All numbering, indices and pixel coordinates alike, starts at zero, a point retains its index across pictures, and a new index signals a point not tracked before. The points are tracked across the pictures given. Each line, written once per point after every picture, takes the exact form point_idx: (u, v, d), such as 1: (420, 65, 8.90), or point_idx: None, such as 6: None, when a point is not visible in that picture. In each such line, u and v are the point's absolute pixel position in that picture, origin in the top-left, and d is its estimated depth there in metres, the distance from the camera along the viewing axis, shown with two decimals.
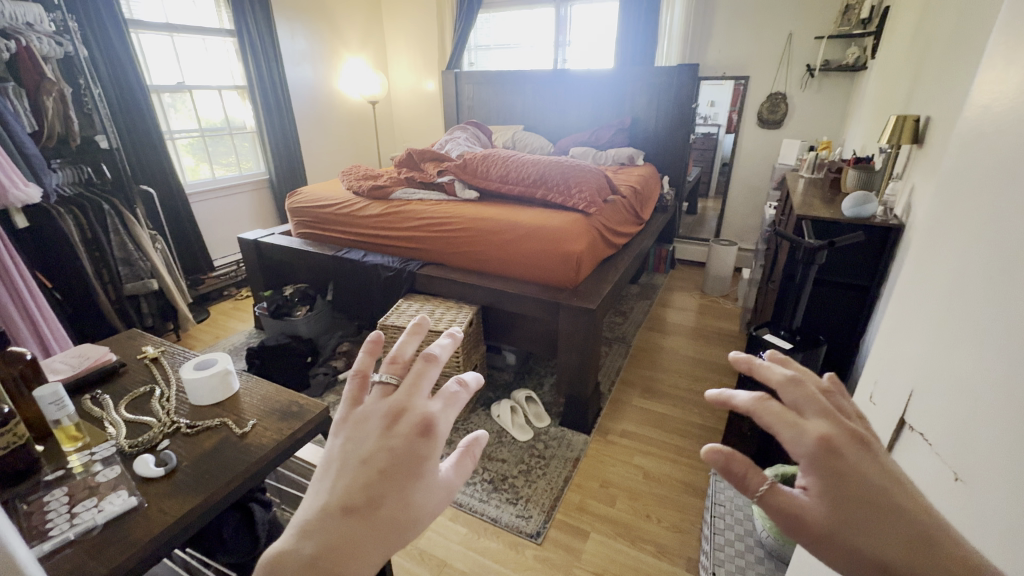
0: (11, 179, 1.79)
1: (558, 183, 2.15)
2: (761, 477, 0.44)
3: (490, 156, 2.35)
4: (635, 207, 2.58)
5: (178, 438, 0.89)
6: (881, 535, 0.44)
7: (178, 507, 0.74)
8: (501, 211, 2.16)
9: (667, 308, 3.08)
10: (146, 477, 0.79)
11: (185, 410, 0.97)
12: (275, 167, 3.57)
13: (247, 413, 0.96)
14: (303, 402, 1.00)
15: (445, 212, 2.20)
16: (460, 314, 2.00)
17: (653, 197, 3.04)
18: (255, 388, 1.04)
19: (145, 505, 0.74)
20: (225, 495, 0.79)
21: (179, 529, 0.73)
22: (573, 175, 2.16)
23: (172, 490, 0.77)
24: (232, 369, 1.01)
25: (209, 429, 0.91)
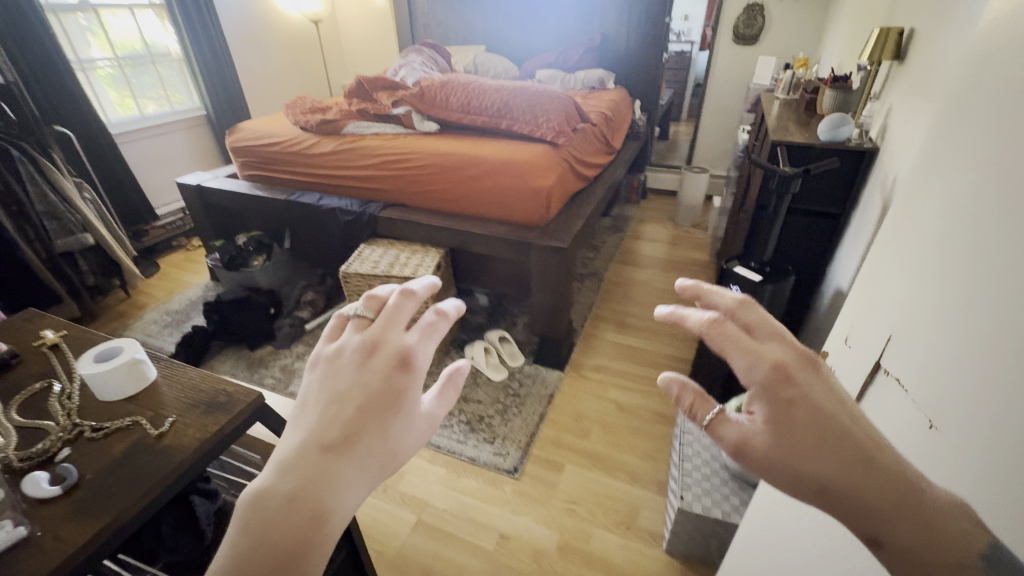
0: None
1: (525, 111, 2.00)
2: (707, 406, 0.48)
3: (449, 82, 2.14)
4: (606, 135, 2.45)
5: (82, 444, 0.83)
6: (824, 457, 0.44)
7: (79, 534, 0.69)
8: (465, 145, 2.01)
9: (638, 241, 3.06)
10: (39, 498, 0.73)
11: (90, 408, 0.90)
12: (211, 101, 3.21)
13: (165, 408, 0.89)
14: (231, 390, 0.93)
15: (404, 147, 2.04)
16: (427, 258, 1.92)
17: (625, 124, 2.91)
18: (175, 378, 0.96)
19: (38, 534, 0.69)
20: (140, 509, 0.74)
21: (82, 557, 0.68)
22: (540, 103, 2.01)
23: (74, 512, 0.72)
24: (142, 358, 0.93)
25: (120, 430, 0.85)
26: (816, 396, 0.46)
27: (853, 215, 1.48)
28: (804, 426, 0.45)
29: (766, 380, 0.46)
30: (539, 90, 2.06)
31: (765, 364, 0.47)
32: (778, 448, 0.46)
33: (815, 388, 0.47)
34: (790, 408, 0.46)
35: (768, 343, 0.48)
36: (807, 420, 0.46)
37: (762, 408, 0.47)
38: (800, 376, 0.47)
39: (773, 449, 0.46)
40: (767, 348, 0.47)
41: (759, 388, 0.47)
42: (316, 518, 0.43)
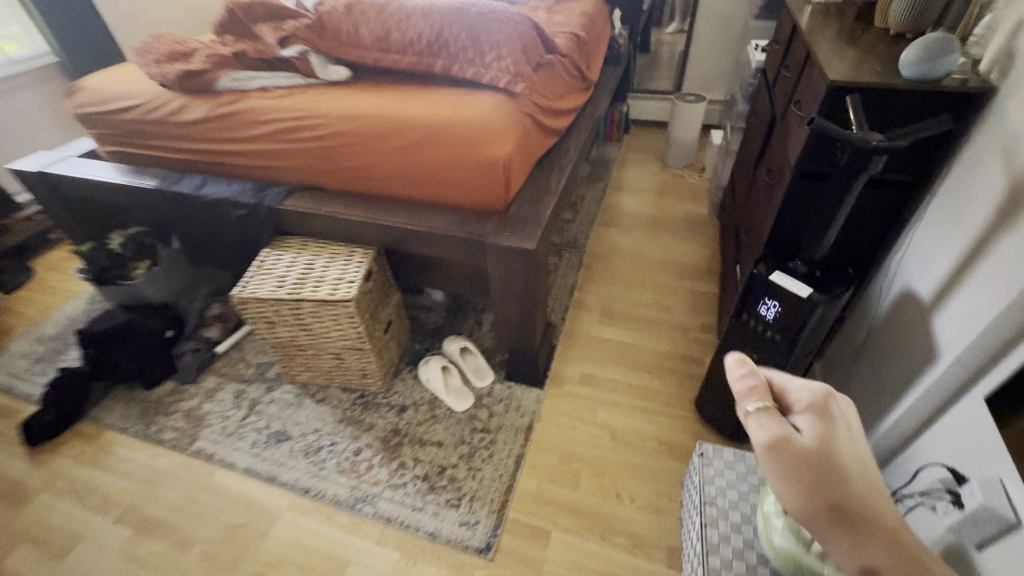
0: None
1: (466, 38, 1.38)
2: (756, 399, 0.71)
3: (357, 4, 1.48)
4: (580, 66, 1.87)
5: None
6: (839, 484, 0.63)
7: None
8: (387, 98, 1.43)
9: (622, 193, 2.57)
10: None
11: None
12: (60, 44, 2.43)
13: None
14: None
15: (303, 107, 1.46)
16: (353, 265, 1.42)
17: (602, 46, 2.29)
18: None
19: None
20: None
21: None
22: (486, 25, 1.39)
23: None
24: None
25: None
26: (853, 453, 0.66)
27: (945, 185, 1.03)
28: (822, 465, 0.63)
29: (814, 401, 0.70)
30: (485, 6, 1.44)
31: (817, 392, 0.72)
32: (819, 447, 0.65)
33: (846, 442, 0.67)
34: (835, 431, 0.67)
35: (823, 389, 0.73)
36: (848, 468, 0.64)
37: (805, 419, 0.69)
38: (835, 418, 0.69)
39: (809, 456, 0.64)
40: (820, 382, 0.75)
41: (811, 407, 0.70)
42: None
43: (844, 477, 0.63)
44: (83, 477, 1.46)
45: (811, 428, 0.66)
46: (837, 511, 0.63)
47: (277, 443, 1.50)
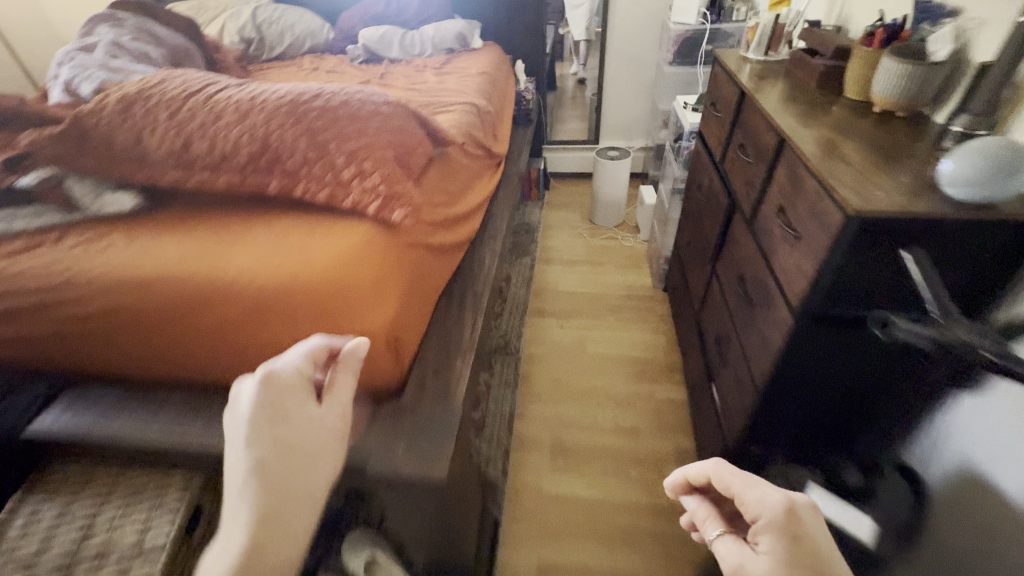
0: None
1: (305, 142, 0.92)
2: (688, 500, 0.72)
3: (139, 105, 0.99)
4: (484, 145, 1.48)
5: None
6: None
7: None
8: (194, 242, 0.94)
9: (553, 267, 2.21)
10: None
11: None
12: None
13: None
14: None
15: (55, 268, 0.91)
16: (164, 511, 0.88)
17: (508, 106, 1.93)
18: None
19: None
20: None
21: None
22: (337, 120, 0.94)
23: None
24: None
25: None
26: (813, 544, 0.55)
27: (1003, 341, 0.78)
28: (797, 566, 0.53)
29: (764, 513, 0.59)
30: (337, 92, 1.00)
31: (777, 508, 0.58)
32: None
33: (806, 534, 0.56)
34: (801, 556, 0.54)
35: (777, 493, 0.60)
36: (804, 565, 0.53)
37: (767, 542, 0.57)
38: (799, 518, 0.57)
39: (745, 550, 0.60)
40: (780, 492, 0.60)
41: (761, 523, 0.58)
42: None
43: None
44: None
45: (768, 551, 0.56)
46: None
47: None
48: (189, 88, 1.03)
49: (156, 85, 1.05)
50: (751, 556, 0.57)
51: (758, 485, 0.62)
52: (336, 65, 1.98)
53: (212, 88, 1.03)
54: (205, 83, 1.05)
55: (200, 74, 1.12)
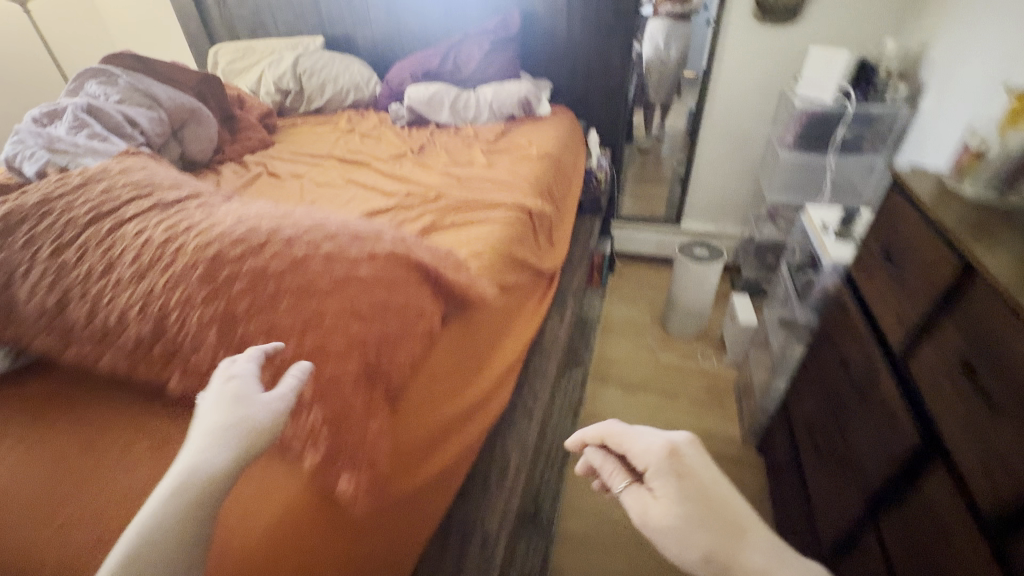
0: None
1: (217, 329, 0.55)
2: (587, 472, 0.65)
3: (25, 232, 0.69)
4: (531, 267, 1.08)
5: None
6: (722, 543, 0.51)
7: None
8: (22, 461, 0.57)
9: (610, 387, 1.75)
10: None
11: None
12: None
13: None
14: None
15: None
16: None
17: (574, 192, 1.53)
18: None
19: None
20: None
21: None
22: (280, 292, 0.58)
23: None
24: None
25: None
26: (703, 480, 0.55)
27: None
28: (698, 509, 0.53)
29: (657, 461, 0.56)
30: (298, 238, 0.65)
31: (658, 448, 0.57)
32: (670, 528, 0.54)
33: (696, 471, 0.56)
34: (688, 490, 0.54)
35: (654, 437, 0.58)
36: (697, 504, 0.53)
37: (661, 486, 0.55)
38: (684, 454, 0.56)
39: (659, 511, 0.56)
40: (661, 436, 0.58)
41: (651, 468, 0.56)
42: None
43: (720, 519, 0.52)
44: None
45: (664, 494, 0.54)
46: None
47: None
48: (101, 209, 0.71)
49: (63, 197, 0.73)
50: (649, 504, 0.55)
51: (641, 433, 0.60)
52: (375, 126, 1.68)
53: (132, 211, 0.70)
54: (131, 201, 0.73)
55: (140, 180, 0.81)
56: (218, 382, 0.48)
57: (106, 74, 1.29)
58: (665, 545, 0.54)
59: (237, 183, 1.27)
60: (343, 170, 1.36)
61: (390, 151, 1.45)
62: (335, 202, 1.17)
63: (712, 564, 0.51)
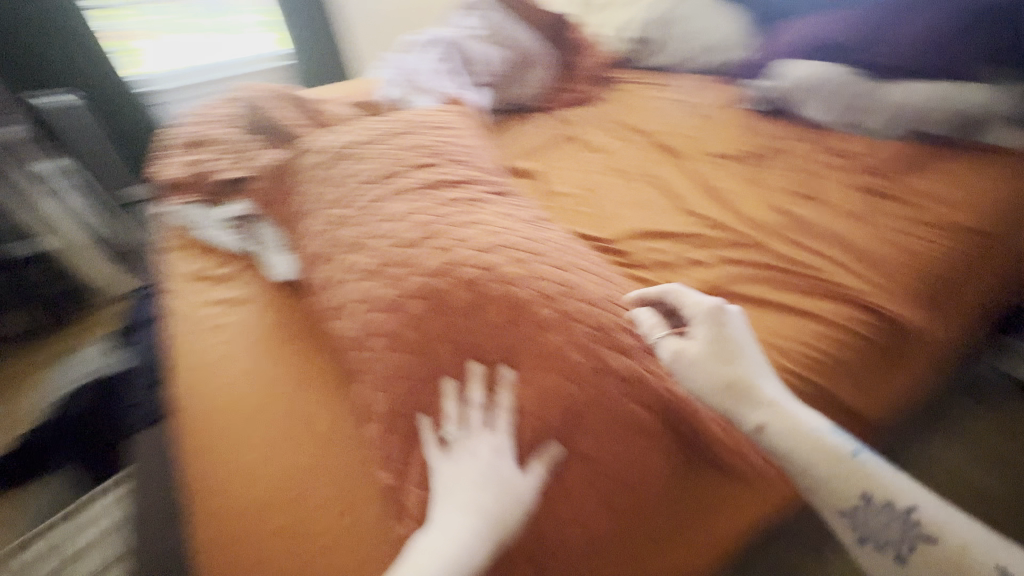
0: None
1: (402, 387, 0.53)
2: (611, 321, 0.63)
3: (336, 171, 0.75)
4: (838, 413, 0.69)
5: None
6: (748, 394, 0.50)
7: None
8: (256, 384, 0.69)
9: None
10: None
11: None
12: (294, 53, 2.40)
13: None
14: None
15: (189, 312, 0.82)
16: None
17: (990, 295, 0.91)
18: None
19: None
20: None
21: None
22: (472, 399, 0.50)
23: None
24: None
25: None
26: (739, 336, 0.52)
27: None
28: (726, 351, 0.52)
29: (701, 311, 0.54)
30: (526, 304, 0.53)
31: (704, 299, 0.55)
32: (716, 376, 0.51)
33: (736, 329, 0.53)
34: (726, 341, 0.52)
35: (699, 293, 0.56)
36: (725, 348, 0.52)
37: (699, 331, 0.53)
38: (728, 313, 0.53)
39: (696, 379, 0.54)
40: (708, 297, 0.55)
41: (694, 315, 0.54)
42: None
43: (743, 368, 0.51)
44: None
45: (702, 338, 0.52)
46: (763, 435, 0.49)
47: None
48: (388, 175, 0.73)
49: (372, 147, 0.78)
50: (687, 343, 0.53)
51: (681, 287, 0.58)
52: (717, 104, 1.34)
53: (407, 189, 0.70)
54: (415, 174, 0.73)
55: (439, 147, 0.80)
56: (481, 437, 0.48)
57: (481, 8, 1.37)
58: (702, 386, 0.51)
59: (541, 145, 1.22)
60: (649, 156, 1.14)
61: (716, 144, 1.13)
62: (618, 201, 1.00)
63: (737, 398, 0.50)
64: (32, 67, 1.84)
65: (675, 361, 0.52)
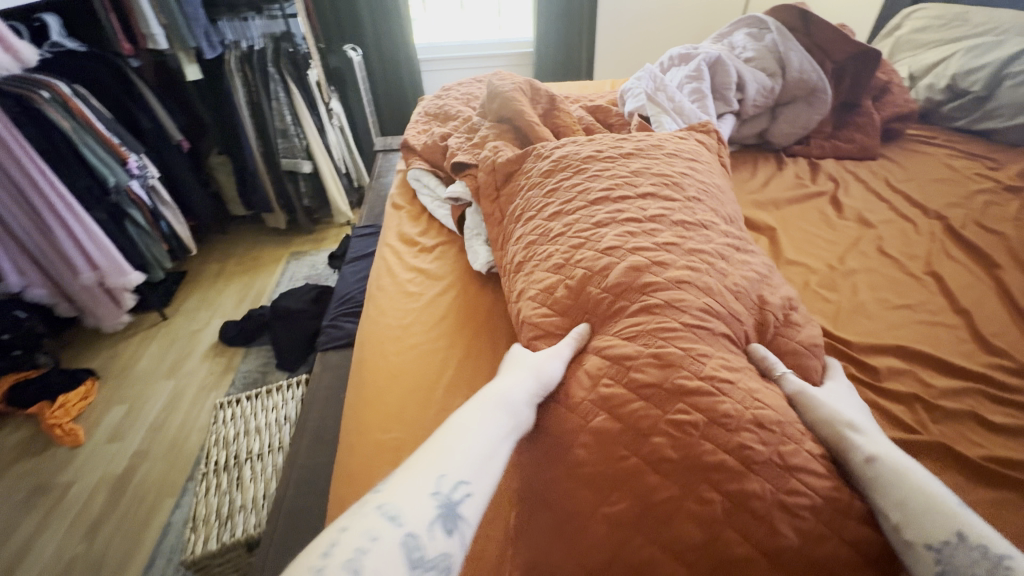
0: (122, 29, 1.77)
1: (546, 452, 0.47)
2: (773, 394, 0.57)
3: (561, 179, 0.74)
4: None
5: None
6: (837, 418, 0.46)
7: None
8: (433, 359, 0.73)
9: None
10: None
11: None
12: (542, 45, 2.52)
13: None
14: None
15: (391, 269, 0.91)
16: (258, 511, 0.92)
17: None
18: None
19: None
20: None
21: None
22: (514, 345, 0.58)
23: None
24: None
25: None
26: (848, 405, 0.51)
27: None
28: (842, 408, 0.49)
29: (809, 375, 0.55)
30: (730, 426, 0.42)
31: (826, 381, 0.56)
32: (827, 411, 0.46)
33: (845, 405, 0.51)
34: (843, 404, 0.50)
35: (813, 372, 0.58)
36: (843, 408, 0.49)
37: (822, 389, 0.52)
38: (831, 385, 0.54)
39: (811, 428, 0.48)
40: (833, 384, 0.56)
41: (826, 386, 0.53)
42: (177, 550, 1.20)
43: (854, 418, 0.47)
44: (158, 377, 1.68)
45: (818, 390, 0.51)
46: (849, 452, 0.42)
47: (166, 515, 1.28)
48: (616, 198, 0.68)
49: (606, 164, 0.74)
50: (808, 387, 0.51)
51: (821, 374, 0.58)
52: None
53: (628, 216, 0.64)
54: (642, 202, 0.67)
55: (680, 178, 0.72)
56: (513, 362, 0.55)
57: (761, 26, 1.15)
58: (819, 421, 0.46)
59: (781, 197, 1.04)
60: (936, 248, 0.88)
61: None
62: (871, 295, 0.79)
63: (840, 419, 0.45)
64: (352, 25, 2.32)
65: (798, 401, 0.49)
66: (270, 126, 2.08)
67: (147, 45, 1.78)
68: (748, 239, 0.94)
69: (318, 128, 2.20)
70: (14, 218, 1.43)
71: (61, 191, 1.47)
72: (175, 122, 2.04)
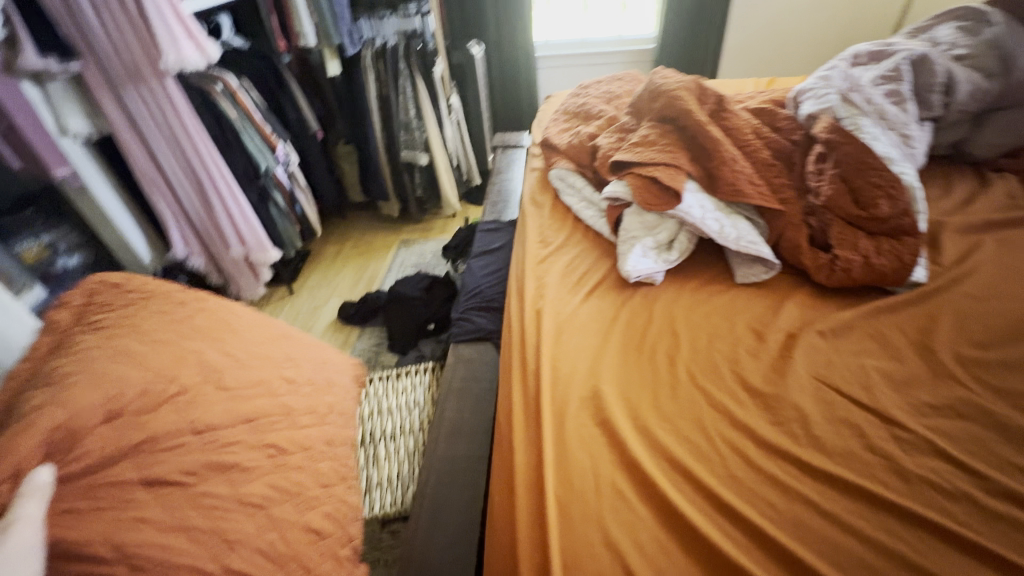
0: (281, 27, 1.92)
1: None
2: None
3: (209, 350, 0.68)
4: None
5: None
6: None
7: None
8: (611, 356, 0.69)
9: None
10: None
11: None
12: (670, 41, 2.39)
13: None
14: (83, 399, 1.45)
15: (539, 267, 0.89)
16: (393, 491, 0.93)
17: None
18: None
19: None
20: None
21: None
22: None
23: None
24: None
25: None
26: None
27: None
28: None
29: None
30: None
31: None
32: None
33: None
34: None
35: None
36: None
37: None
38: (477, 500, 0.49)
39: None
40: None
41: None
42: None
43: None
44: None
45: None
46: None
47: None
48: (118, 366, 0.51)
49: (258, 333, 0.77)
50: None
51: None
52: None
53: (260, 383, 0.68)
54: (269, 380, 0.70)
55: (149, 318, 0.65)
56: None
57: (978, 19, 1.01)
58: None
59: (992, 219, 0.88)
60: None
61: None
62: None
63: None
64: (479, 23, 2.36)
65: None
66: (395, 119, 2.18)
67: (299, 43, 1.92)
68: (951, 267, 0.80)
69: (437, 123, 2.28)
70: (189, 199, 1.56)
71: (223, 174, 1.56)
72: (313, 114, 2.20)
